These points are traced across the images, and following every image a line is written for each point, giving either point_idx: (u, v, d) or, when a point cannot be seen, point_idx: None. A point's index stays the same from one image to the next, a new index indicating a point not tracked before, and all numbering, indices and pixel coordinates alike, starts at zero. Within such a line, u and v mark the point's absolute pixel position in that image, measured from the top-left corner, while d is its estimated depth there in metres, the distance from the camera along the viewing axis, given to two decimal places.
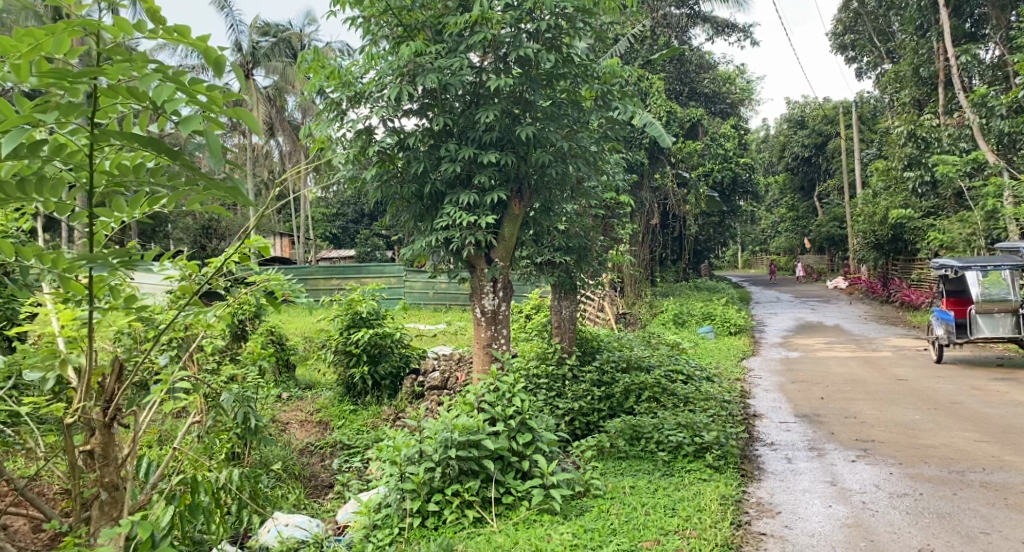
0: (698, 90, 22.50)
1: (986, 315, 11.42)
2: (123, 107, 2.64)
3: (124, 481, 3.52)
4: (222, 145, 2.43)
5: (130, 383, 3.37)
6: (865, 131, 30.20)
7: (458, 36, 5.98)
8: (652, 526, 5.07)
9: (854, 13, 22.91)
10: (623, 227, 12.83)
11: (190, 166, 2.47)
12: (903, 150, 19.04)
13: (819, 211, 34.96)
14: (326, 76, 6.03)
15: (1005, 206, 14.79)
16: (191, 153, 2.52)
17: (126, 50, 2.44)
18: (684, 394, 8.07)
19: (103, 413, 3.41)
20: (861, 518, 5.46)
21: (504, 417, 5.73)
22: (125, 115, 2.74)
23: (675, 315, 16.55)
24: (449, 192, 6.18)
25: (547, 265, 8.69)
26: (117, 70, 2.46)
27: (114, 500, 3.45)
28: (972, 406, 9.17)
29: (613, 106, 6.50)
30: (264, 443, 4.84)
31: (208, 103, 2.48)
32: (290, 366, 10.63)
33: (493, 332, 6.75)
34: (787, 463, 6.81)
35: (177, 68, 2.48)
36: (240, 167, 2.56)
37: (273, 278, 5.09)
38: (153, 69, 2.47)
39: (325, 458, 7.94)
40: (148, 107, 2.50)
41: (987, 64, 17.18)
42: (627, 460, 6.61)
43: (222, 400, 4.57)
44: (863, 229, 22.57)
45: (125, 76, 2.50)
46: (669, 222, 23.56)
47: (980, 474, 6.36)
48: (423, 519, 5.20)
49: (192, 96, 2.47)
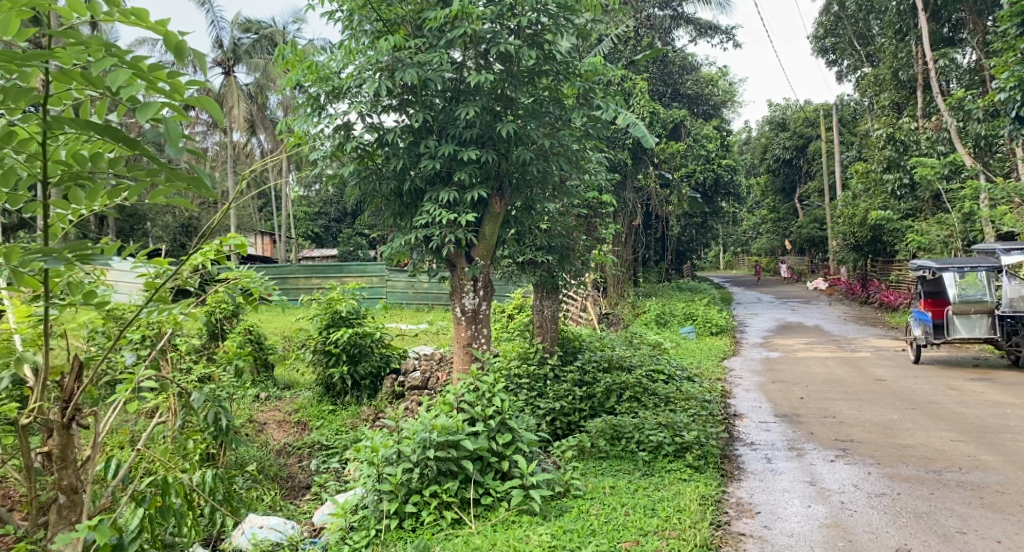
0: (681, 91, 22.60)
1: (962, 316, 11.51)
2: (79, 93, 2.55)
3: (84, 484, 3.43)
4: (182, 132, 2.36)
5: (92, 383, 3.26)
6: (845, 133, 30.44)
7: (438, 30, 5.94)
8: (631, 527, 5.04)
9: (834, 17, 23.09)
10: (605, 226, 12.83)
11: (149, 155, 2.39)
12: (882, 152, 19.21)
13: (800, 213, 35.21)
14: (304, 71, 5.94)
15: (982, 208, 14.94)
16: (151, 142, 2.44)
17: (78, 32, 2.36)
18: (665, 394, 8.06)
19: (61, 413, 3.30)
20: (839, 518, 5.46)
21: (484, 417, 5.66)
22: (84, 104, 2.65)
23: (657, 315, 16.60)
24: (429, 189, 6.11)
25: (529, 265, 8.47)
26: (70, 53, 2.38)
27: (73, 503, 3.37)
28: (949, 406, 9.23)
29: (596, 105, 6.49)
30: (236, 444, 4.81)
31: (169, 91, 2.42)
32: (269, 366, 10.53)
33: (473, 332, 6.70)
34: (767, 463, 6.81)
35: (136, 53, 2.40)
36: (202, 157, 2.48)
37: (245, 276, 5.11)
38: (109, 52, 2.39)
39: (303, 459, 7.87)
40: (104, 93, 2.42)
41: (964, 68, 17.38)
42: (608, 459, 6.57)
43: (193, 399, 4.50)
44: (843, 230, 22.74)
45: (80, 60, 2.42)
46: (652, 222, 23.62)
47: (957, 474, 6.38)
48: (400, 521, 5.14)
49: (152, 82, 2.39)
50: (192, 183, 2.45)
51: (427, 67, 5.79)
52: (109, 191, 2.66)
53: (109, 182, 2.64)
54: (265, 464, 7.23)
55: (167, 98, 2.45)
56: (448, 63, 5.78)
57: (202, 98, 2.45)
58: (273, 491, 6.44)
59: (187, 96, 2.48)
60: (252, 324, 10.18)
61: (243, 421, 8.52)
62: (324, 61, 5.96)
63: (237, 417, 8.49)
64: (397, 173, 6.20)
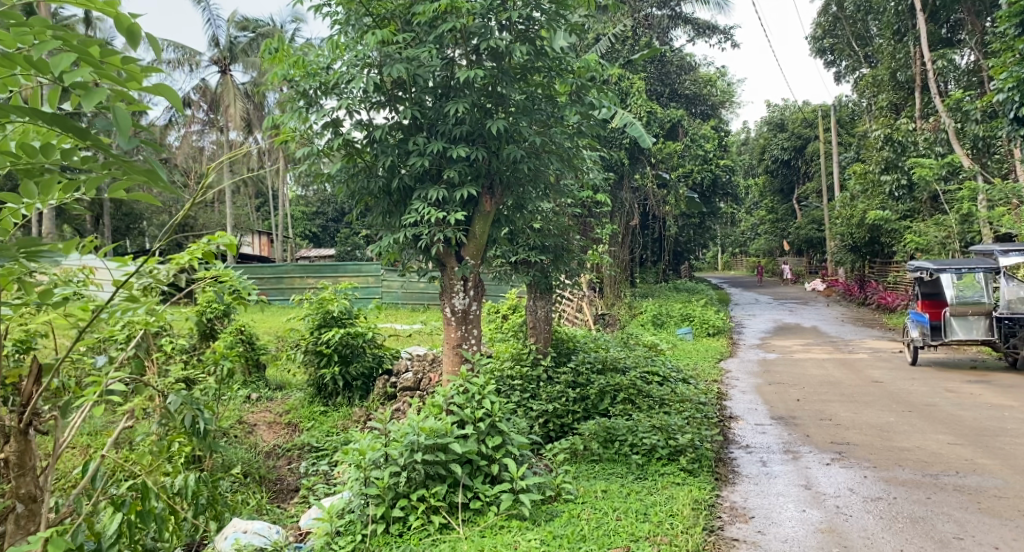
0: (678, 91, 22.52)
1: (960, 317, 11.43)
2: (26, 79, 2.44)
3: (43, 493, 3.38)
4: (132, 121, 2.28)
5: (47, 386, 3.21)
6: (843, 134, 30.39)
7: (428, 25, 5.83)
8: (622, 532, 4.94)
9: (832, 17, 23.02)
10: (601, 226, 12.74)
11: (101, 146, 2.30)
12: (880, 153, 19.18)
13: (798, 213, 35.10)
14: (291, 66, 5.85)
15: (980, 209, 14.86)
16: (101, 133, 2.35)
17: (22, 14, 2.27)
18: (659, 396, 7.94)
19: (18, 418, 3.27)
20: (835, 522, 5.37)
21: (473, 419, 5.55)
22: (33, 92, 2.54)
23: (654, 315, 16.50)
24: (417, 187, 6.01)
25: (522, 264, 8.47)
26: (14, 37, 2.29)
27: (30, 512, 3.33)
28: (946, 408, 9.15)
29: (588, 102, 6.29)
30: (213, 447, 4.76)
31: (123, 80, 2.35)
32: (260, 366, 10.42)
33: (463, 332, 6.59)
34: (763, 467, 6.71)
35: (86, 37, 2.32)
36: (158, 148, 2.40)
37: (219, 274, 5.06)
38: (56, 37, 2.30)
39: (292, 461, 7.75)
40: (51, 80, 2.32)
41: (962, 70, 17.34)
42: (600, 463, 6.46)
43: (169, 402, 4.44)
44: (841, 231, 22.66)
45: (25, 44, 2.33)
46: (649, 222, 23.54)
47: (954, 478, 6.29)
48: (388, 526, 5.05)
49: (106, 71, 2.32)
50: (148, 175, 2.37)
51: (416, 63, 5.69)
52: (62, 185, 2.57)
53: (61, 175, 2.55)
54: (254, 466, 7.13)
55: (121, 85, 2.38)
56: (437, 58, 5.68)
57: (159, 86, 2.38)
58: (259, 494, 6.32)
59: (143, 85, 2.42)
60: (244, 324, 10.08)
61: (232, 422, 8.40)
62: (312, 56, 5.85)
63: (226, 418, 8.38)
64: (386, 171, 6.09)
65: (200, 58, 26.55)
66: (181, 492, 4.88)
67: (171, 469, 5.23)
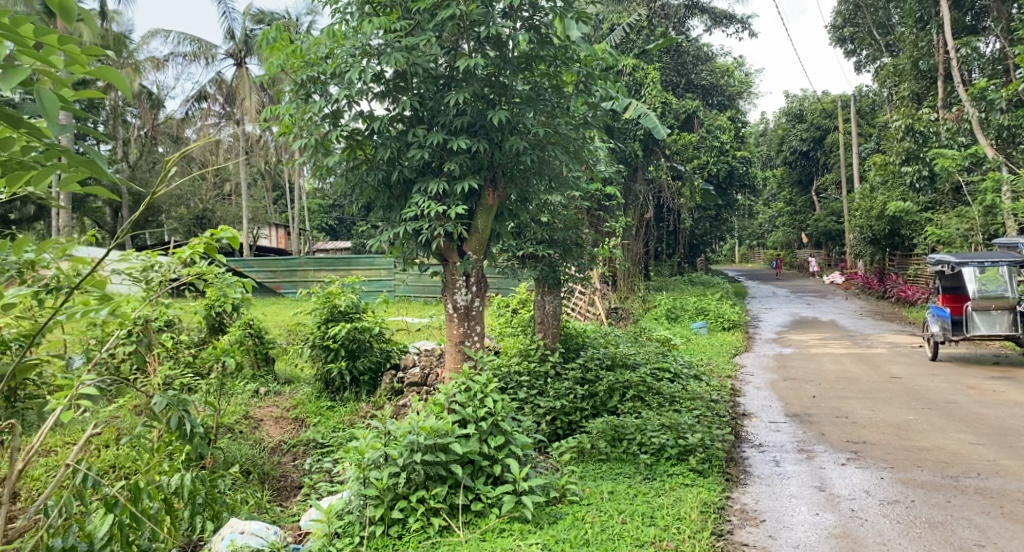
0: (694, 82, 22.21)
1: (982, 312, 11.11)
2: None
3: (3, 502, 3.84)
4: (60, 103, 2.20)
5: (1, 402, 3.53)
6: (863, 125, 29.91)
7: (429, 13, 5.67)
8: (627, 536, 4.80)
9: (853, 5, 22.60)
10: (614, 219, 12.55)
11: (33, 134, 2.24)
12: (901, 144, 18.82)
13: (817, 205, 34.67)
14: (288, 56, 5.72)
15: (1004, 201, 14.53)
16: (36, 120, 2.29)
17: None
18: (670, 393, 7.76)
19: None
20: (849, 527, 5.18)
21: (475, 419, 5.42)
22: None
23: (668, 309, 16.31)
24: (418, 180, 5.88)
25: (530, 258, 8.32)
26: None
27: None
28: (967, 406, 8.91)
29: (595, 91, 6.11)
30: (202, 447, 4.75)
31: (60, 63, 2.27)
32: (269, 359, 10.33)
33: (466, 329, 6.46)
34: (775, 467, 6.53)
35: (17, 15, 2.24)
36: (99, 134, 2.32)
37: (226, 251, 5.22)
38: None
39: (297, 458, 7.65)
40: None
41: (987, 58, 16.92)
42: (607, 462, 6.30)
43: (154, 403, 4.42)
44: (861, 223, 22.30)
45: None
46: (664, 215, 23.30)
47: (975, 480, 6.08)
48: (386, 528, 4.93)
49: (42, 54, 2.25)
50: (89, 166, 2.31)
51: (415, 51, 5.55)
52: (12, 176, 2.44)
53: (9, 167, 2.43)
54: (257, 463, 7.04)
55: (64, 68, 2.33)
56: (436, 46, 5.54)
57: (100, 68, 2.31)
58: (259, 493, 6.24)
59: (90, 67, 2.37)
60: (252, 318, 10.01)
61: (238, 418, 8.32)
62: (309, 46, 5.72)
63: (231, 414, 8.31)
64: (386, 163, 5.95)
65: (214, 51, 26.48)
66: (174, 490, 4.81)
67: (166, 469, 5.17)
